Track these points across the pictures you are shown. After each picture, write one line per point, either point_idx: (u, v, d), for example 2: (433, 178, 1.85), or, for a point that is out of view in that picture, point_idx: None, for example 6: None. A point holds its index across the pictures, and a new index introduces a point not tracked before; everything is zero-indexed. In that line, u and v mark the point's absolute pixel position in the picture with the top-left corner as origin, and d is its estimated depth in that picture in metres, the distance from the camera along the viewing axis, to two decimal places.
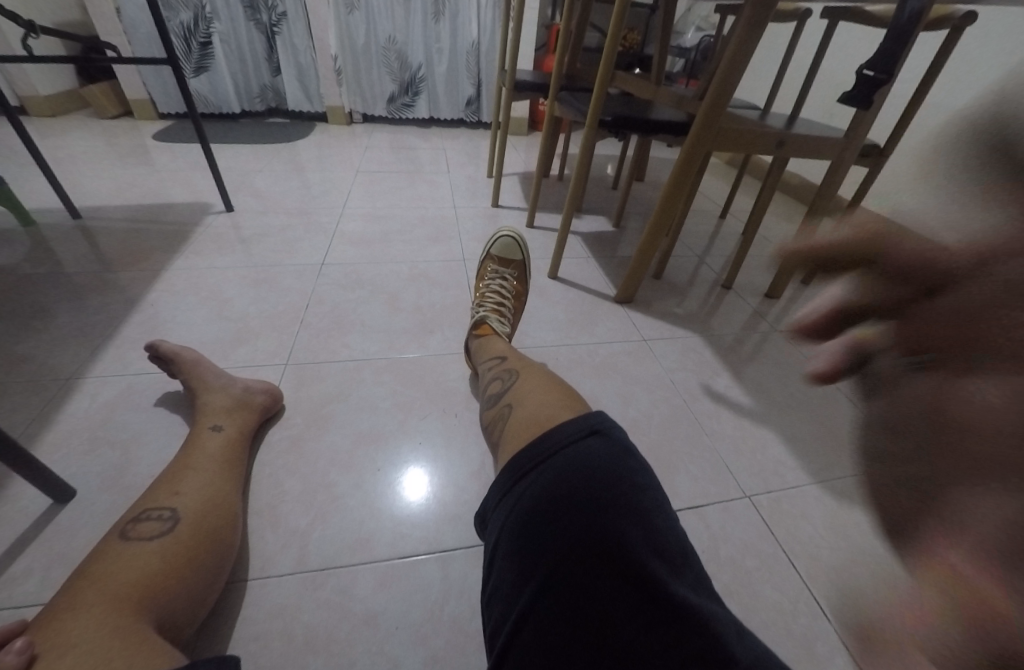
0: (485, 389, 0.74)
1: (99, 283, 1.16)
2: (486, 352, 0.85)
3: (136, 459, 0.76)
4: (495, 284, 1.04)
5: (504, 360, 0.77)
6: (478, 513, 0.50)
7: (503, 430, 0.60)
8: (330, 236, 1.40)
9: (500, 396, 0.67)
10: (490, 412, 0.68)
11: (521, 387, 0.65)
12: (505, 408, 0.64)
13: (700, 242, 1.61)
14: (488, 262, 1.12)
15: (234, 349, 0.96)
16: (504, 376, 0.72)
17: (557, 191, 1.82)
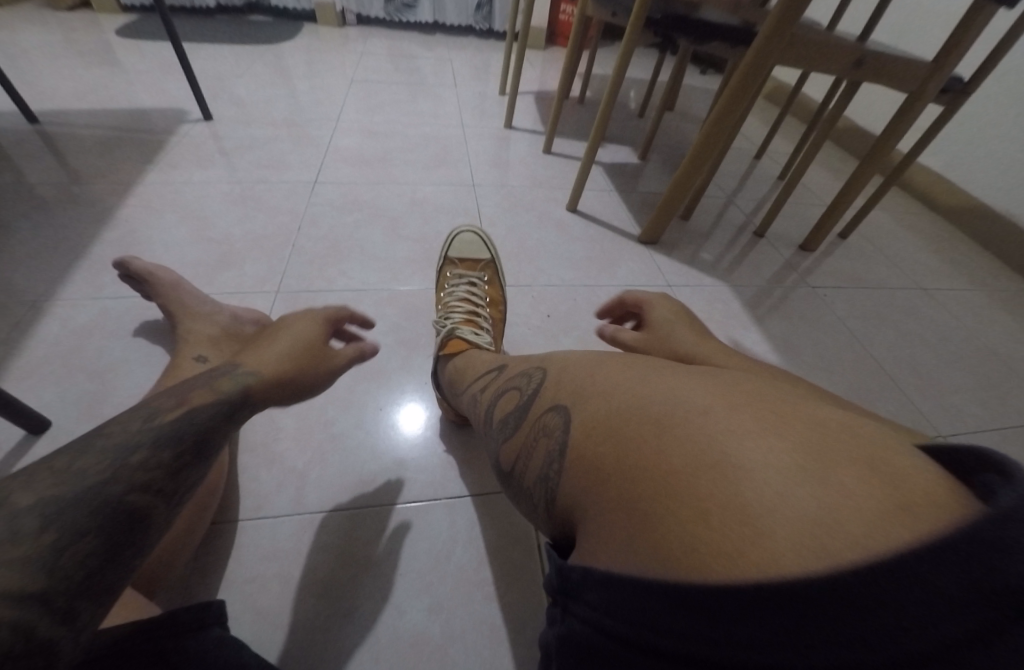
0: (486, 404, 0.51)
1: (65, 196, 1.04)
2: (468, 374, 0.62)
3: (114, 390, 0.69)
4: (461, 289, 0.82)
5: (500, 372, 0.55)
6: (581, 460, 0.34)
7: (555, 466, 0.35)
8: (323, 152, 1.26)
9: (521, 408, 0.44)
10: (510, 437, 0.43)
11: (566, 379, 0.41)
12: (544, 431, 0.38)
13: (730, 182, 1.47)
14: (447, 266, 0.90)
15: (220, 274, 0.87)
16: (515, 379, 0.49)
17: (576, 115, 1.64)
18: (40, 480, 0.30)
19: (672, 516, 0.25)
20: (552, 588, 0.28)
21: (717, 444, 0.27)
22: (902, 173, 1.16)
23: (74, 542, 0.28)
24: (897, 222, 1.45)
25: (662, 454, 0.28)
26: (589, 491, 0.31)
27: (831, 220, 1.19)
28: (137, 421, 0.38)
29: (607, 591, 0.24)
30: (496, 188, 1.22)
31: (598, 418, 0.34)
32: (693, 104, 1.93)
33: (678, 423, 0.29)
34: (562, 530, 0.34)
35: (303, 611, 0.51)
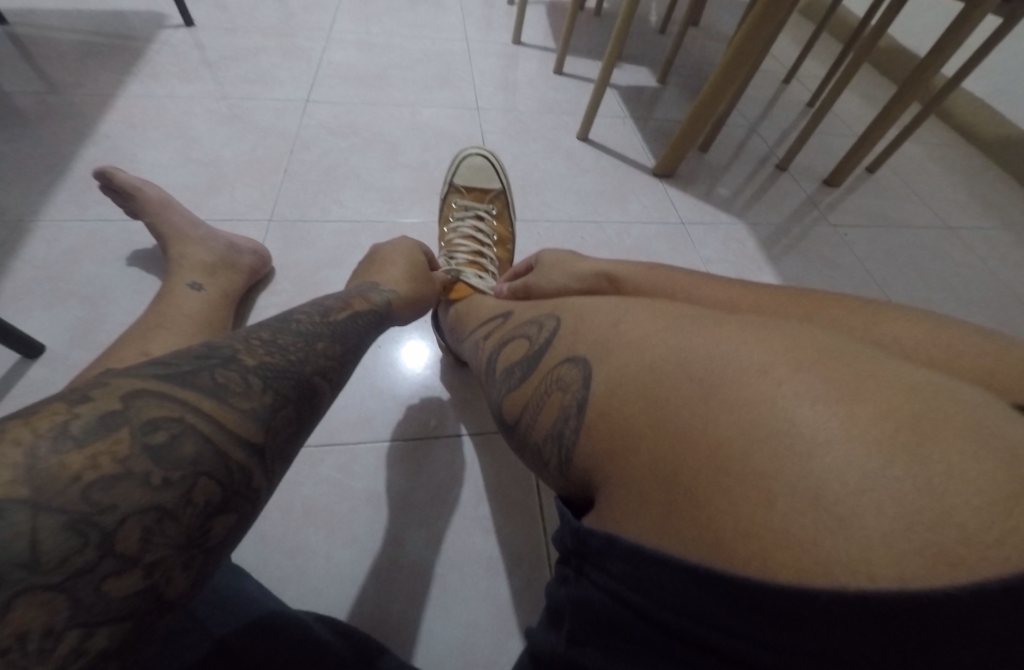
0: (491, 352, 0.49)
1: (41, 107, 0.96)
2: (472, 318, 0.59)
3: (107, 317, 0.68)
4: (467, 225, 0.79)
5: (507, 319, 0.52)
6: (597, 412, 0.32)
7: (567, 421, 0.33)
8: (315, 66, 1.15)
9: (533, 360, 0.41)
10: (517, 388, 0.41)
11: (584, 330, 0.38)
12: (558, 386, 0.36)
13: (758, 111, 1.34)
14: (453, 196, 0.85)
15: (209, 199, 0.82)
16: (525, 327, 0.46)
17: (593, 29, 1.47)
18: (257, 348, 0.32)
19: (701, 490, 0.23)
20: (568, 550, 0.27)
21: (755, 411, 0.24)
22: (939, 102, 1.05)
23: (283, 407, 0.30)
24: (935, 158, 1.33)
25: (693, 421, 0.26)
26: (609, 453, 0.29)
27: (857, 155, 1.10)
28: (316, 314, 0.40)
29: (633, 565, 0.23)
30: (502, 112, 1.12)
31: (624, 378, 0.31)
32: (725, 20, 1.72)
33: (714, 387, 0.26)
34: (574, 483, 0.32)
35: (304, 538, 0.53)
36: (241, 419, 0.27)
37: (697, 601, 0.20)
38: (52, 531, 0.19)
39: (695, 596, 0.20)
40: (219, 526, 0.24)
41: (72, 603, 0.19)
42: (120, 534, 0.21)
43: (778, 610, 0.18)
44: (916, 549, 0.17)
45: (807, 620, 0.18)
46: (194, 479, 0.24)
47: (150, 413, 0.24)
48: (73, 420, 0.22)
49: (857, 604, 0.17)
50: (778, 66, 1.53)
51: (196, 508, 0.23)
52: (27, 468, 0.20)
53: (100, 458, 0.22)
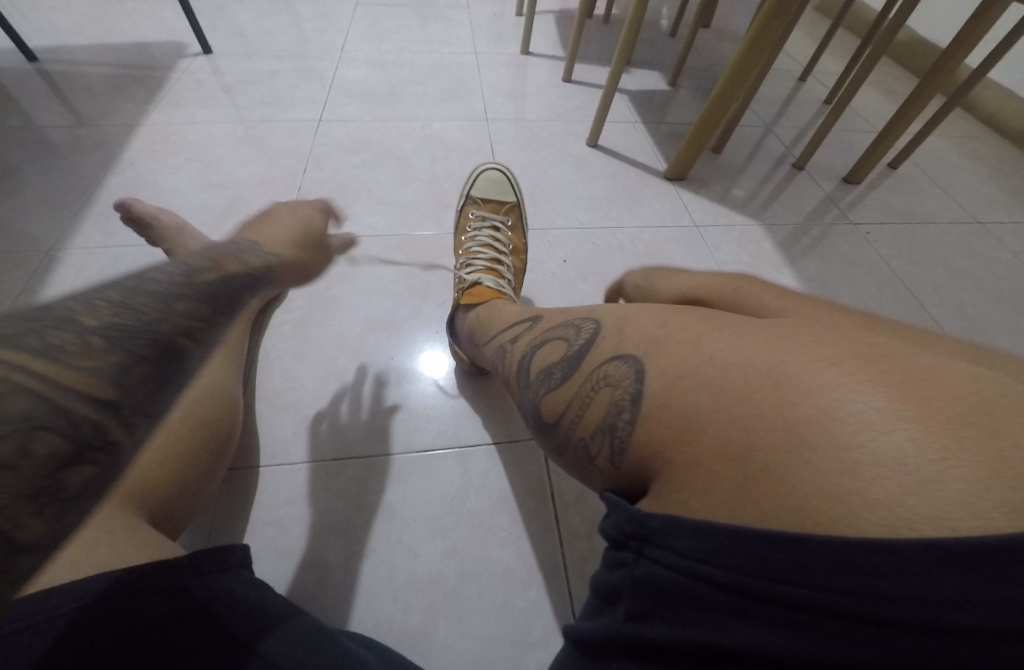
0: (523, 355, 0.49)
1: (70, 140, 1.01)
2: (494, 323, 0.59)
3: None
4: (485, 233, 0.79)
5: (535, 323, 0.52)
6: (658, 404, 0.30)
7: (619, 418, 0.32)
8: (328, 85, 1.18)
9: (574, 360, 0.40)
10: (556, 389, 0.40)
11: (630, 329, 0.37)
12: (606, 382, 0.35)
13: (770, 109, 1.32)
14: (470, 206, 0.86)
15: (227, 220, 0.85)
16: (564, 329, 0.45)
17: (600, 36, 1.48)
18: (102, 309, 0.28)
19: (772, 468, 0.23)
20: (623, 534, 0.26)
21: (823, 395, 0.23)
22: (961, 96, 1.02)
23: (138, 364, 0.27)
24: (958, 150, 1.29)
25: (758, 403, 0.25)
26: (666, 439, 0.29)
27: (879, 152, 1.07)
28: (178, 275, 0.35)
29: (698, 539, 0.22)
30: (511, 122, 1.13)
31: (680, 369, 0.30)
32: (732, 20, 1.71)
33: (782, 370, 0.26)
34: (628, 474, 0.31)
35: (322, 552, 0.53)
36: (90, 377, 0.24)
37: (768, 562, 0.20)
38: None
39: (768, 558, 0.20)
40: (71, 477, 0.23)
41: None
42: None
43: (852, 558, 0.18)
44: (993, 502, 0.17)
45: (879, 565, 0.18)
46: (28, 434, 0.21)
47: None
48: None
49: (933, 549, 0.17)
50: (789, 63, 1.51)
51: (39, 461, 0.22)
52: None
53: None
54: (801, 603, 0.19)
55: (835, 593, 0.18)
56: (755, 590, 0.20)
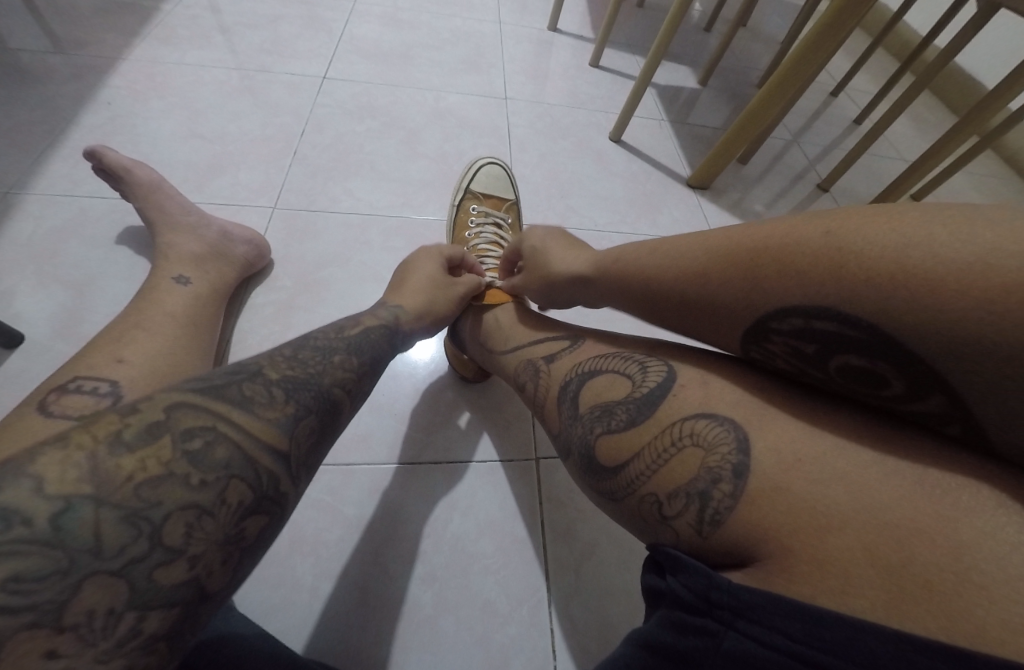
0: (566, 381, 0.42)
1: (41, 66, 0.90)
2: (517, 332, 0.53)
3: (92, 302, 0.63)
4: (488, 232, 0.74)
5: (577, 345, 0.45)
6: (770, 483, 0.25)
7: (714, 487, 0.27)
8: (336, 39, 1.08)
9: (643, 402, 0.34)
10: (618, 432, 0.34)
11: (720, 386, 0.32)
12: (693, 440, 0.30)
13: (800, 122, 1.27)
14: (468, 200, 0.76)
15: (211, 179, 0.77)
16: (624, 362, 0.39)
17: (632, 21, 1.39)
18: (281, 362, 0.32)
19: (925, 591, 0.19)
20: (707, 600, 0.22)
21: (972, 529, 0.20)
22: (998, 137, 0.98)
23: (305, 417, 0.30)
24: (979, 189, 1.26)
25: (902, 515, 0.22)
26: (780, 525, 0.24)
27: (908, 184, 1.03)
28: (331, 330, 0.39)
29: (821, 630, 0.18)
30: (531, 104, 1.05)
31: (801, 451, 0.26)
32: (769, 21, 1.63)
33: (935, 484, 0.23)
34: (713, 554, 0.26)
35: (289, 565, 0.48)
36: (268, 427, 0.27)
37: None
38: (112, 523, 0.20)
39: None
40: (251, 526, 0.25)
41: (131, 589, 0.20)
42: (167, 528, 0.22)
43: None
44: None
45: None
46: (226, 481, 0.24)
47: (188, 422, 0.25)
48: (124, 427, 0.23)
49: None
50: (823, 75, 1.45)
51: (232, 508, 0.24)
52: (89, 470, 0.21)
53: (149, 460, 0.22)
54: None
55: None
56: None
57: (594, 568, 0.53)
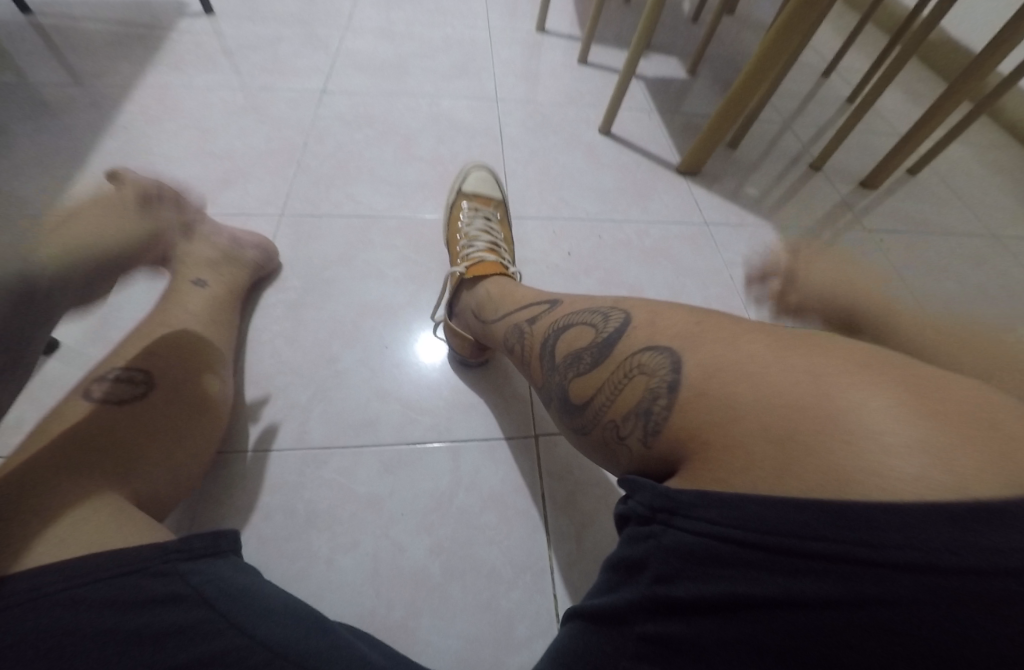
0: (544, 338, 0.46)
1: (63, 97, 0.97)
2: (507, 302, 0.57)
3: (118, 310, 0.68)
4: (478, 225, 0.75)
5: (555, 306, 0.49)
6: (697, 394, 0.29)
7: (658, 404, 0.31)
8: (334, 54, 1.13)
9: (604, 346, 0.38)
10: (585, 374, 0.38)
11: (664, 322, 0.36)
12: (640, 370, 0.34)
13: (791, 105, 1.28)
14: (459, 199, 0.80)
15: (222, 192, 0.82)
16: (592, 313, 0.43)
17: (620, 17, 1.42)
18: None
19: (817, 453, 0.23)
20: (650, 509, 0.25)
21: (854, 394, 0.24)
22: (993, 101, 0.98)
23: None
24: (979, 159, 1.26)
25: (802, 398, 0.25)
26: (705, 427, 0.28)
27: (899, 156, 1.04)
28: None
29: (733, 509, 0.22)
30: (522, 103, 1.08)
31: (718, 364, 0.30)
32: (758, 7, 1.64)
33: (819, 369, 0.26)
34: (658, 457, 0.31)
35: (306, 540, 0.52)
36: None
37: (808, 524, 0.20)
38: None
39: (807, 521, 0.20)
40: None
41: None
42: None
43: (913, 527, 0.18)
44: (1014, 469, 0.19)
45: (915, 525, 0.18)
46: None
47: None
48: None
49: (982, 511, 0.18)
50: (813, 57, 1.46)
51: None
52: None
53: None
54: (866, 562, 0.18)
55: (866, 545, 0.19)
56: (817, 553, 0.19)
57: (597, 535, 0.56)
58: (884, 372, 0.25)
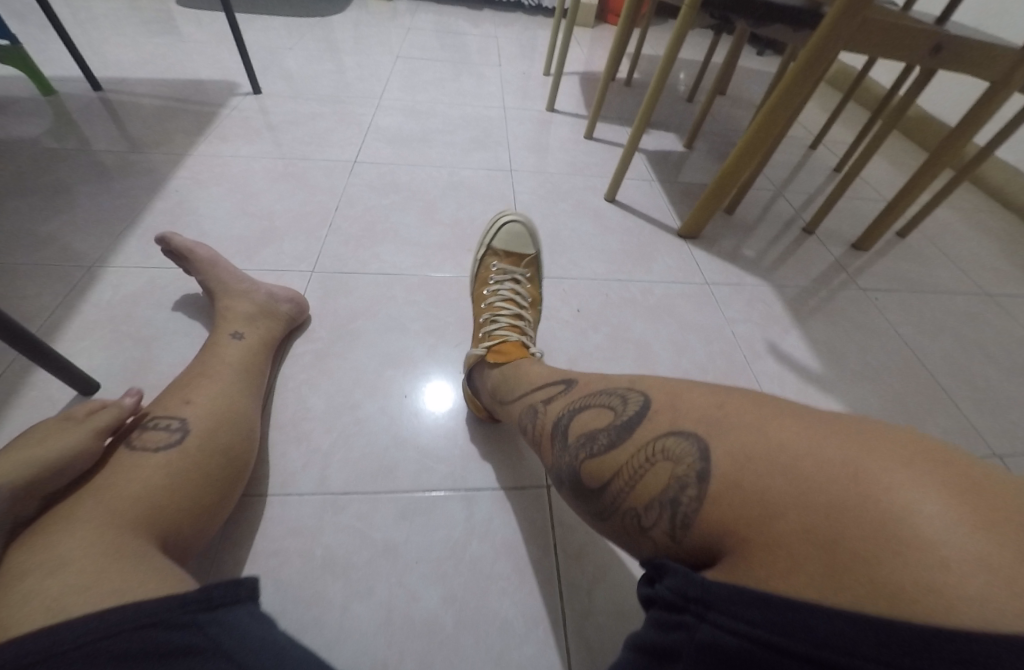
0: (560, 414, 0.46)
1: (123, 164, 1.08)
2: (522, 381, 0.57)
3: (158, 357, 0.73)
4: (506, 288, 0.77)
5: (571, 386, 0.49)
6: (728, 481, 0.28)
7: (683, 491, 0.30)
8: (365, 129, 1.26)
9: (624, 426, 0.37)
10: (601, 454, 0.37)
11: (686, 401, 0.35)
12: (664, 455, 0.33)
13: (783, 175, 1.38)
14: (490, 258, 0.84)
15: (260, 250, 0.89)
16: (609, 387, 0.42)
17: (622, 98, 1.57)
18: None
19: (858, 559, 0.22)
20: (683, 597, 0.24)
21: (885, 497, 0.23)
22: (972, 170, 1.07)
23: None
24: (966, 223, 1.33)
25: (830, 492, 0.25)
26: (737, 518, 0.27)
27: (888, 221, 1.11)
28: None
29: (770, 614, 0.21)
30: (534, 173, 1.19)
31: (749, 450, 0.29)
32: (747, 89, 1.81)
33: (861, 462, 0.25)
34: (688, 547, 0.30)
35: (322, 588, 0.53)
36: None
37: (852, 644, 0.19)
38: None
39: (849, 640, 0.20)
40: None
41: None
42: None
43: (955, 655, 0.18)
44: None
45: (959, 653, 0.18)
46: None
47: None
48: None
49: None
50: (801, 132, 1.59)
51: None
52: None
53: None
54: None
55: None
56: (852, 668, 0.19)
57: (608, 589, 0.56)
58: (936, 473, 0.24)
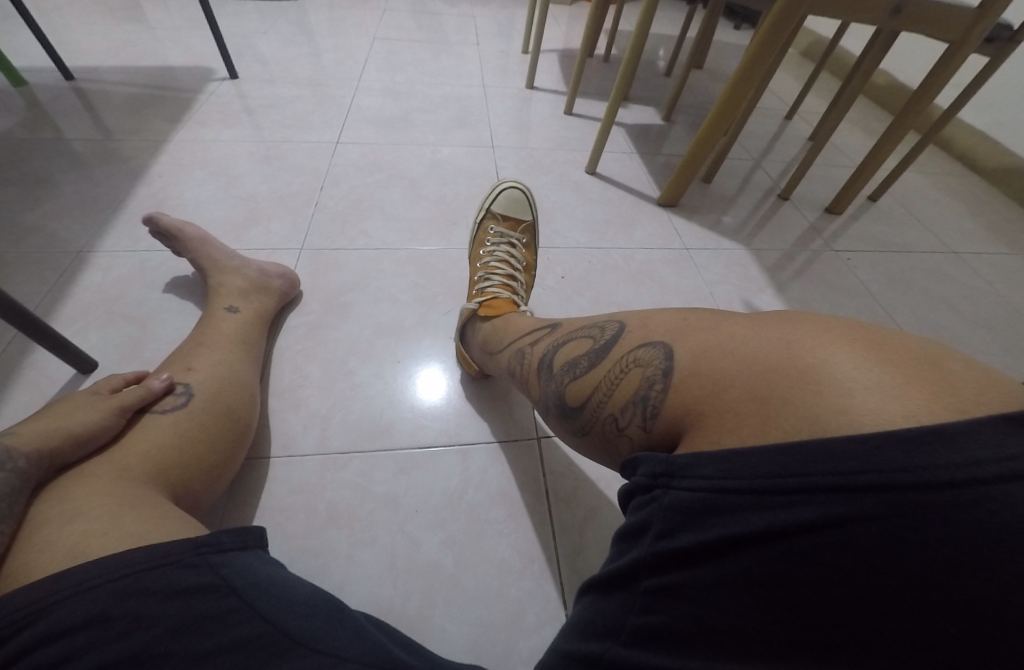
0: (545, 353, 0.50)
1: (102, 152, 1.07)
2: (510, 332, 0.61)
3: (153, 335, 0.74)
4: (501, 250, 0.80)
5: (555, 328, 0.53)
6: (690, 374, 0.32)
7: (653, 390, 0.34)
8: (346, 111, 1.26)
9: (601, 350, 0.41)
10: (582, 376, 0.41)
11: (654, 322, 0.39)
12: (636, 364, 0.37)
13: (758, 145, 1.42)
14: (489, 221, 0.87)
15: (248, 230, 0.90)
16: (588, 325, 0.46)
17: (600, 74, 1.58)
18: None
19: (797, 409, 0.25)
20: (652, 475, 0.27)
21: (814, 359, 0.27)
22: (937, 131, 1.10)
23: None
24: (934, 186, 1.38)
25: (772, 366, 0.28)
26: (699, 402, 0.30)
27: (858, 183, 1.15)
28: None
29: (724, 461, 0.24)
30: (516, 149, 1.21)
31: (706, 347, 0.33)
32: (724, 62, 1.83)
33: (794, 340, 0.29)
34: (659, 438, 0.33)
35: (328, 537, 0.56)
36: None
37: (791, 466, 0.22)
38: None
39: (787, 462, 0.22)
40: None
41: None
42: None
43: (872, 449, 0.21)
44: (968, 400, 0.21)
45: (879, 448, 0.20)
46: None
47: None
48: None
49: (936, 430, 0.20)
50: (776, 103, 1.62)
51: None
52: None
53: None
54: (835, 484, 0.20)
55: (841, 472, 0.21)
56: (794, 485, 0.21)
57: (597, 528, 0.60)
58: (854, 337, 0.27)
